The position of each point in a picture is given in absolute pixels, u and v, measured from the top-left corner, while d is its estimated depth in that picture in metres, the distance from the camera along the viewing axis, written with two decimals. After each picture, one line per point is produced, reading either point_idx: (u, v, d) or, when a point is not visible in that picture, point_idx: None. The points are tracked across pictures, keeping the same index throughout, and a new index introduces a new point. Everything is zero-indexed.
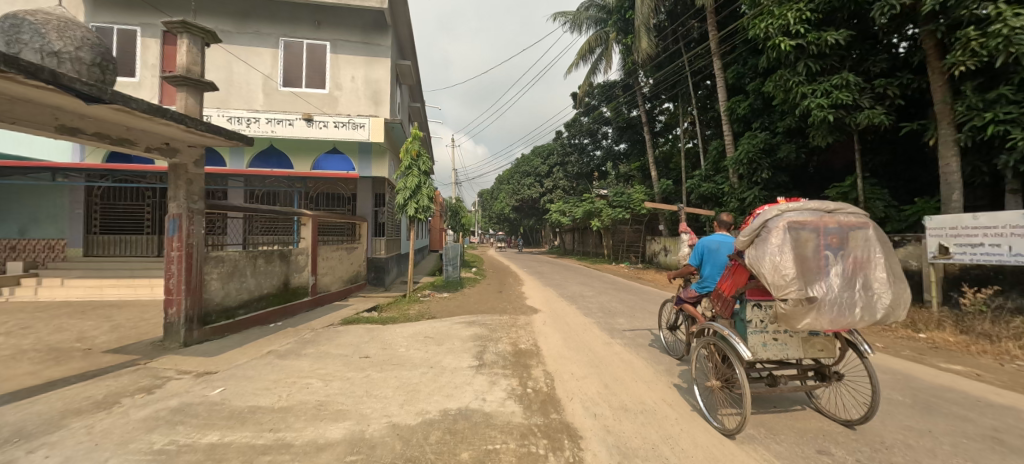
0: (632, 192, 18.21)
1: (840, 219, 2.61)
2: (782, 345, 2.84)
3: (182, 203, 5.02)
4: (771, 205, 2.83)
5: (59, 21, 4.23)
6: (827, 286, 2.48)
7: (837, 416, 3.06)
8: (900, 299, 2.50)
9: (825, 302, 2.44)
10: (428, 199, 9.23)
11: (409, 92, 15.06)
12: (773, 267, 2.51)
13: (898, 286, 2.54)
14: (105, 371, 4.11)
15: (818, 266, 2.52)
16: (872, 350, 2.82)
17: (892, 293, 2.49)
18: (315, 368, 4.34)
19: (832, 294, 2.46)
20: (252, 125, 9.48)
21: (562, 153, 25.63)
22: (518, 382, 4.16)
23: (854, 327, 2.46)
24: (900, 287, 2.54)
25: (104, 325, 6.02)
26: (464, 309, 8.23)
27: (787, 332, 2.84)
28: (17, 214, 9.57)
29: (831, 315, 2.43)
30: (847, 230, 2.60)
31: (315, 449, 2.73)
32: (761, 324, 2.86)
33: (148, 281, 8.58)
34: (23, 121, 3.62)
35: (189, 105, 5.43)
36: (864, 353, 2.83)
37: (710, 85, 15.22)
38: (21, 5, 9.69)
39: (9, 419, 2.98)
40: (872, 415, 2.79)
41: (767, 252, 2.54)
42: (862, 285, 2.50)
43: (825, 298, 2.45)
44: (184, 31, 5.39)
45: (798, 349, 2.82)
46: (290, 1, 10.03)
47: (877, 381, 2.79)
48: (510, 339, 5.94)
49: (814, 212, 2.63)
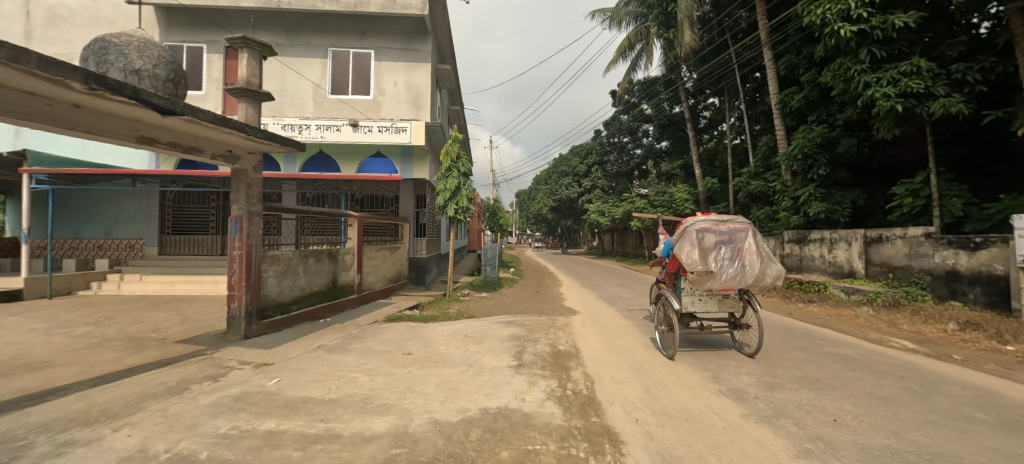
0: (675, 191, 17.58)
1: (726, 227, 4.77)
2: (703, 302, 4.89)
3: (242, 206, 5.40)
4: (693, 219, 4.95)
5: (139, 41, 4.64)
6: (719, 264, 4.57)
7: (742, 351, 5.08)
8: (760, 271, 4.58)
9: (716, 272, 4.54)
10: (467, 200, 9.38)
11: (448, 95, 15.36)
12: (690, 254, 4.59)
13: (760, 264, 4.61)
14: (176, 360, 4.50)
15: (714, 252, 4.61)
16: (760, 308, 4.77)
17: (760, 265, 4.60)
18: (361, 363, 4.53)
19: (720, 268, 4.56)
20: (303, 131, 10.05)
21: (601, 152, 25.19)
22: (557, 383, 4.14)
23: (735, 286, 4.58)
24: (760, 264, 4.61)
25: (175, 317, 6.59)
26: (502, 309, 8.29)
27: (705, 294, 4.89)
28: (104, 216, 10.68)
29: (719, 280, 4.54)
30: (730, 233, 4.76)
31: (362, 441, 2.84)
32: (690, 289, 4.90)
33: (212, 278, 9.29)
34: (110, 133, 4.05)
35: (249, 114, 5.82)
36: (755, 310, 4.78)
37: (759, 77, 14.44)
38: (107, 29, 10.82)
39: (99, 400, 3.34)
40: (758, 348, 4.79)
41: (686, 245, 4.64)
42: (737, 263, 4.61)
43: (717, 270, 4.55)
44: (244, 46, 5.80)
45: (714, 306, 4.96)
46: (337, 12, 10.55)
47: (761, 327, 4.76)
48: (549, 340, 5.91)
49: (713, 223, 4.78)
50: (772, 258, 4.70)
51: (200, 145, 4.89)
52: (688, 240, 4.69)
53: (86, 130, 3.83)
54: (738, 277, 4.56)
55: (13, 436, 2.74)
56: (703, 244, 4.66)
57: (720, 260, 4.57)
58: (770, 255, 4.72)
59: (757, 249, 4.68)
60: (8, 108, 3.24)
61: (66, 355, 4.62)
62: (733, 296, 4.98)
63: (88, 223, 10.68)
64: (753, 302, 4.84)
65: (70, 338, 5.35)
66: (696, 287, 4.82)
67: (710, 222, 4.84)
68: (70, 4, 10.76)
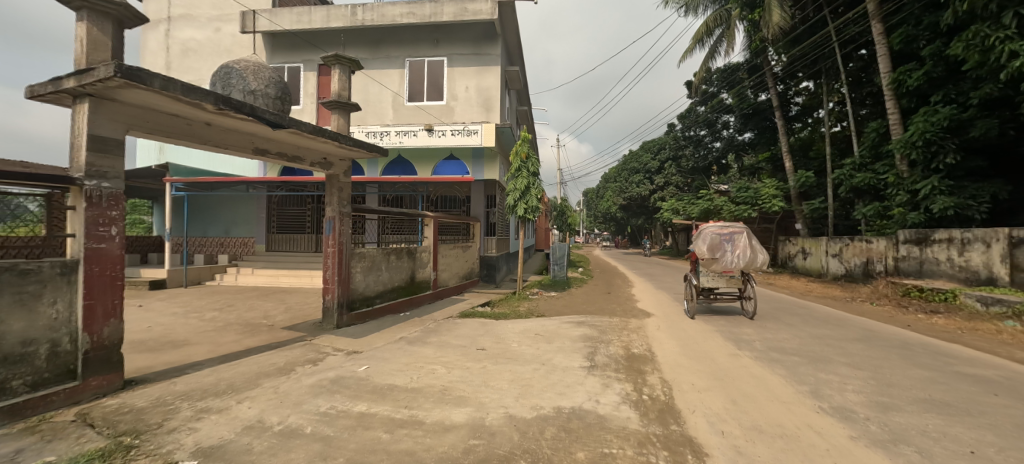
0: (760, 186, 16.12)
1: (727, 229, 7.24)
2: (714, 280, 7.18)
3: (335, 208, 5.96)
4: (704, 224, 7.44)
5: (254, 65, 5.24)
6: (722, 253, 7.03)
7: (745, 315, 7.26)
8: (751, 257, 7.00)
9: (719, 258, 7.00)
10: (536, 199, 9.43)
11: (517, 97, 15.57)
12: (703, 246, 7.07)
13: (751, 253, 7.03)
14: (283, 344, 5.09)
15: (719, 245, 7.04)
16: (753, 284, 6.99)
17: (751, 255, 7.03)
18: (438, 355, 4.77)
19: (723, 255, 7.02)
20: (385, 138, 10.82)
21: (675, 147, 23.85)
22: (632, 386, 4.01)
23: (733, 268, 7.01)
24: (752, 253, 7.04)
25: (280, 307, 7.48)
26: (572, 309, 8.22)
27: (716, 275, 7.17)
28: (224, 218, 12.43)
29: (722, 263, 7.00)
30: (730, 233, 7.19)
31: (442, 429, 2.99)
32: (705, 271, 7.22)
33: (308, 272, 10.37)
34: (233, 146, 4.68)
35: (341, 124, 6.37)
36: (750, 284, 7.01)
37: (866, 54, 12.76)
38: (227, 57, 12.55)
39: (226, 375, 3.90)
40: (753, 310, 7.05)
41: (699, 241, 7.13)
42: (735, 252, 7.04)
43: (720, 257, 7.00)
44: (336, 63, 6.38)
45: (723, 282, 7.16)
46: (414, 24, 11.19)
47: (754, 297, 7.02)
48: (621, 342, 5.75)
49: (717, 227, 7.28)
50: (759, 250, 7.11)
51: (301, 154, 5.45)
52: (703, 238, 7.17)
53: (213, 144, 4.44)
54: (737, 262, 6.99)
55: (165, 400, 3.30)
56: (713, 241, 7.12)
57: (723, 251, 7.02)
58: (759, 249, 7.14)
59: (750, 244, 7.12)
60: (158, 128, 3.87)
61: (200, 335, 5.46)
62: (737, 276, 7.20)
63: (212, 224, 12.49)
64: (750, 280, 7.07)
65: (202, 321, 6.31)
66: (709, 269, 7.17)
67: (717, 227, 7.35)
68: (199, 38, 12.67)
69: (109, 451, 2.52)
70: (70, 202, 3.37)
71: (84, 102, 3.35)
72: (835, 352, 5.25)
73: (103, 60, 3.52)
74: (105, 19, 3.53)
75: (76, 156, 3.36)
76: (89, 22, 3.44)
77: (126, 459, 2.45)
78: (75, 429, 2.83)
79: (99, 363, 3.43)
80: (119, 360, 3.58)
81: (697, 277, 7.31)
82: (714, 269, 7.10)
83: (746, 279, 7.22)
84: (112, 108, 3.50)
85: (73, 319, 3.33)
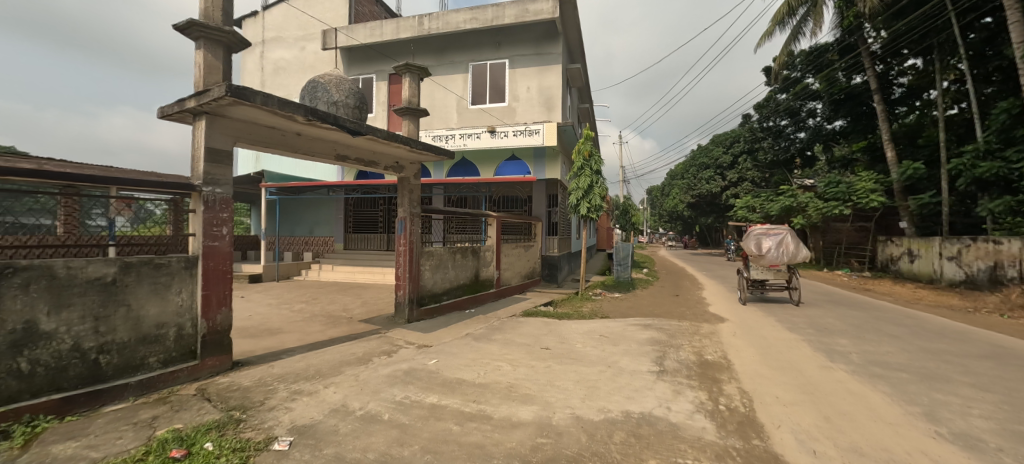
0: (854, 180, 14.39)
1: (771, 230, 8.31)
2: (762, 273, 8.32)
3: (406, 208, 6.29)
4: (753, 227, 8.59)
5: (336, 77, 5.53)
6: (767, 250, 8.08)
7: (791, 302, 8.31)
8: (796, 253, 7.98)
9: (766, 254, 8.07)
10: (600, 198, 9.23)
11: (578, 94, 15.35)
12: (750, 244, 8.24)
13: (796, 250, 8.01)
14: (361, 335, 5.48)
15: (764, 243, 8.14)
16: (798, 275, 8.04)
17: (795, 251, 8.02)
18: (504, 353, 4.84)
19: (769, 252, 8.05)
20: (450, 141, 11.27)
21: (751, 139, 22.06)
22: (707, 395, 3.77)
23: (778, 262, 8.04)
24: (796, 250, 8.02)
25: (357, 301, 8.08)
26: (637, 311, 7.94)
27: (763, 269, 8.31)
28: (309, 219, 13.67)
29: (767, 258, 8.05)
30: (775, 233, 8.25)
31: (510, 426, 3.04)
32: (754, 266, 8.39)
33: (381, 269, 11.07)
34: (319, 154, 5.11)
35: (411, 130, 6.71)
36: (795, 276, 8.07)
37: (993, 22, 10.91)
38: (310, 72, 13.77)
39: (314, 361, 4.29)
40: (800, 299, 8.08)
41: (747, 240, 8.29)
42: (780, 249, 8.05)
43: (766, 253, 8.07)
44: (406, 71, 6.72)
45: (771, 275, 8.26)
46: (476, 29, 11.47)
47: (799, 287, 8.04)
48: (693, 347, 5.44)
49: (763, 228, 8.39)
50: (803, 247, 8.06)
51: (377, 159, 5.81)
52: (750, 239, 8.33)
53: (302, 152, 4.88)
54: (783, 257, 8.00)
55: (265, 381, 3.70)
56: (759, 240, 8.24)
57: (769, 248, 8.06)
58: (802, 246, 8.11)
59: (795, 242, 8.12)
60: (258, 139, 4.34)
61: (291, 324, 6.06)
62: (783, 270, 8.26)
63: (298, 224, 13.79)
64: (795, 273, 8.10)
65: (292, 312, 7.01)
66: (756, 264, 8.31)
67: (763, 228, 8.47)
68: (288, 57, 14.06)
69: (222, 423, 2.88)
70: (191, 206, 3.90)
71: (201, 119, 3.86)
72: (956, 370, 4.53)
73: (215, 82, 4.02)
74: (217, 46, 4.02)
75: (196, 167, 3.88)
76: (205, 50, 3.94)
77: (235, 432, 2.79)
78: (196, 402, 3.27)
79: (213, 346, 3.93)
80: (228, 344, 4.07)
81: (748, 271, 8.50)
82: (761, 264, 8.24)
83: (792, 272, 8.25)
84: (223, 124, 3.98)
85: (194, 306, 3.85)
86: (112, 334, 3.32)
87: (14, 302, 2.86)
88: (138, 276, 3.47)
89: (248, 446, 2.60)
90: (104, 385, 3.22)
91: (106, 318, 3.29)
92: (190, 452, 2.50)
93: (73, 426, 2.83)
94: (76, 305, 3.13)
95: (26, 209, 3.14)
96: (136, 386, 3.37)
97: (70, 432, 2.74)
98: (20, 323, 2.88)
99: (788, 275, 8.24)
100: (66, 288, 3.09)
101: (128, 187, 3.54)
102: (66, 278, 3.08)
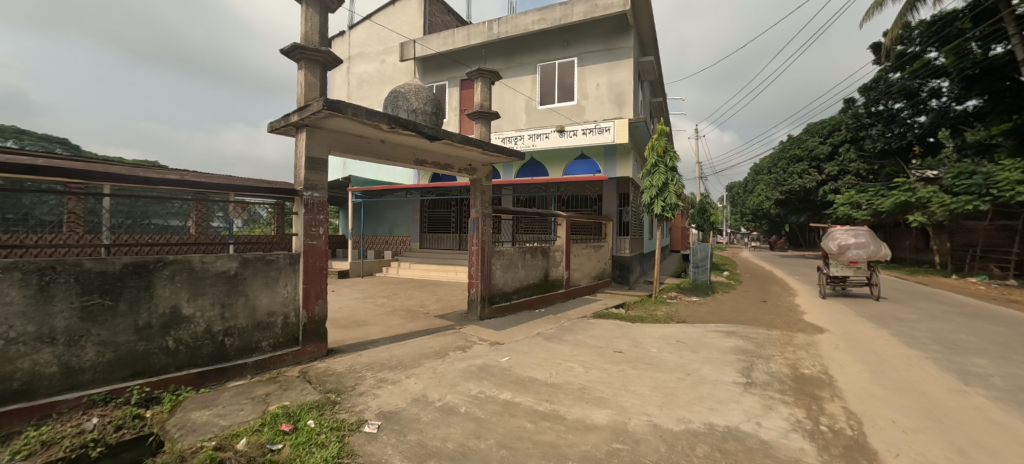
0: (995, 169, 12.05)
1: (851, 230, 8.65)
2: (841, 270, 8.81)
3: (479, 209, 6.49)
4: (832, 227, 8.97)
5: (415, 87, 5.70)
6: (848, 248, 8.44)
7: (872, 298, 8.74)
8: (876, 252, 8.31)
9: (845, 252, 8.44)
10: (676, 196, 8.75)
11: (651, 88, 14.70)
12: (829, 243, 8.63)
13: (876, 248, 8.36)
14: (437, 330, 5.77)
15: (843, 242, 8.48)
16: (878, 273, 8.45)
17: (876, 250, 8.34)
18: (575, 354, 4.79)
19: (849, 250, 8.42)
20: (519, 142, 11.41)
21: (855, 127, 19.47)
22: (805, 413, 3.40)
23: (858, 260, 8.39)
24: (877, 249, 8.36)
25: (433, 297, 8.52)
26: (718, 317, 7.41)
27: (842, 266, 8.79)
28: (389, 220, 14.70)
29: (848, 255, 8.41)
30: (855, 232, 8.60)
31: (584, 428, 3.00)
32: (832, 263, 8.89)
33: (454, 267, 11.55)
34: (400, 159, 5.46)
35: (483, 133, 6.89)
36: (875, 274, 8.48)
37: None
38: (390, 83, 14.78)
39: (396, 353, 4.60)
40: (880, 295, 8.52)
41: (827, 240, 8.67)
42: (861, 248, 8.37)
43: (846, 252, 8.42)
44: (478, 76, 6.92)
45: (850, 271, 8.74)
46: (545, 29, 11.49)
47: (879, 284, 8.45)
48: (786, 359, 4.94)
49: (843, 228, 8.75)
50: (884, 246, 8.38)
51: (451, 162, 6.06)
52: (830, 238, 8.71)
53: (386, 157, 5.25)
54: (863, 254, 8.32)
55: (355, 369, 4.05)
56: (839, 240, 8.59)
57: (850, 247, 8.39)
58: (884, 245, 8.41)
59: (876, 241, 8.43)
60: (349, 148, 4.75)
61: (375, 317, 6.56)
62: (863, 267, 8.69)
63: (379, 225, 14.89)
64: (875, 271, 8.51)
65: (376, 306, 7.59)
66: (836, 262, 8.75)
67: (842, 227, 8.84)
68: (370, 70, 15.25)
69: (322, 403, 3.20)
70: (294, 208, 4.38)
71: (303, 131, 4.32)
72: None
73: (314, 98, 4.48)
74: (315, 65, 4.47)
75: (298, 174, 4.36)
76: (305, 69, 4.40)
77: (331, 412, 3.08)
78: (299, 383, 3.67)
79: (312, 334, 4.37)
80: (324, 333, 4.49)
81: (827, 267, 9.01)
82: (841, 261, 8.69)
83: (873, 270, 8.66)
84: (320, 135, 4.42)
85: (296, 298, 4.31)
86: (234, 320, 3.85)
87: (163, 291, 3.44)
88: (253, 271, 3.98)
89: (342, 426, 2.85)
90: (228, 364, 3.76)
91: (229, 306, 3.82)
92: (295, 427, 2.81)
93: (206, 397, 3.34)
94: (207, 295, 3.68)
95: (167, 213, 3.70)
96: (252, 366, 3.88)
97: (204, 401, 3.24)
98: (168, 308, 3.46)
99: (869, 272, 8.68)
100: (200, 280, 3.64)
101: (244, 193, 4.07)
102: (200, 271, 3.64)
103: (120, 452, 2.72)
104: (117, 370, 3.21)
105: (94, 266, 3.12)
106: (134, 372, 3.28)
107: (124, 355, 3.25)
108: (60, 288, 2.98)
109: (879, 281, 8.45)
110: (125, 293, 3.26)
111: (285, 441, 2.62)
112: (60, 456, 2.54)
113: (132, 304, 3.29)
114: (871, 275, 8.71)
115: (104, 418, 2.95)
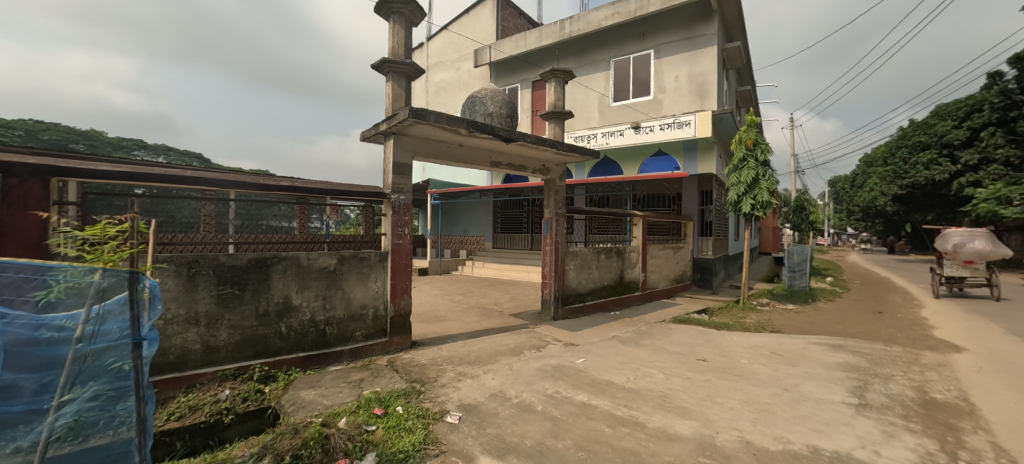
0: None
1: (968, 229, 8.52)
2: (956, 269, 8.72)
3: (553, 209, 6.50)
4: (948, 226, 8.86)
5: (490, 91, 5.86)
6: (964, 247, 8.35)
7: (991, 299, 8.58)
8: (998, 251, 8.14)
9: (961, 251, 8.39)
10: (768, 193, 7.97)
11: (737, 76, 13.55)
12: (945, 242, 8.56)
13: (997, 248, 8.20)
14: (512, 328, 5.89)
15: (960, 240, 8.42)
16: (998, 273, 8.31)
17: (997, 249, 8.16)
18: (654, 360, 4.58)
19: (965, 249, 8.34)
20: (592, 141, 11.21)
21: (1002, 106, 16.14)
22: (939, 444, 2.89)
23: (976, 259, 8.29)
24: (998, 248, 8.19)
25: (506, 296, 8.71)
26: (821, 328, 6.60)
27: (957, 265, 8.72)
28: (464, 220, 15.31)
29: (964, 254, 8.36)
30: (972, 232, 8.47)
31: (667, 438, 2.85)
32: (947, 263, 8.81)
33: (526, 267, 11.68)
34: (477, 162, 5.64)
35: (556, 133, 6.86)
36: (994, 273, 8.35)
37: None
38: (465, 89, 15.37)
39: (474, 348, 4.78)
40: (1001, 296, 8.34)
41: (943, 238, 8.61)
42: (981, 246, 8.21)
43: (962, 250, 8.37)
44: (552, 77, 6.89)
45: (967, 271, 8.63)
46: (619, 23, 11.14)
47: (1000, 284, 8.29)
48: (909, 380, 4.25)
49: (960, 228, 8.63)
50: (1005, 245, 8.18)
51: (526, 163, 6.13)
52: (944, 238, 8.66)
53: (464, 161, 5.46)
54: (982, 253, 8.20)
55: (437, 361, 4.28)
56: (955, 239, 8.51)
57: (966, 246, 8.31)
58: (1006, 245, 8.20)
59: (997, 241, 8.23)
60: (430, 152, 5.03)
61: (453, 313, 6.87)
62: (982, 268, 8.54)
63: (455, 225, 15.56)
64: (995, 272, 8.34)
65: (453, 302, 7.96)
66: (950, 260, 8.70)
67: (958, 227, 8.71)
68: (446, 78, 16.02)
69: (408, 391, 3.43)
70: (383, 210, 4.76)
71: (390, 138, 4.66)
72: None
73: (400, 107, 4.82)
74: (401, 76, 4.80)
75: (386, 178, 4.71)
76: (392, 81, 4.75)
77: (417, 400, 3.29)
78: (388, 371, 3.97)
79: (398, 326, 4.71)
80: (409, 326, 4.81)
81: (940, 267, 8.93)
82: (956, 260, 8.62)
83: (994, 271, 8.46)
84: (405, 141, 4.74)
85: (385, 292, 4.67)
86: (333, 311, 4.28)
87: (278, 283, 3.93)
88: (349, 267, 4.40)
89: (427, 414, 3.03)
90: (328, 350, 4.20)
91: (330, 298, 4.26)
92: (387, 412, 3.05)
93: (312, 378, 3.76)
94: (312, 287, 4.14)
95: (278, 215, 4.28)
96: (348, 353, 4.30)
97: (310, 382, 3.65)
98: (281, 298, 3.95)
99: (990, 273, 8.50)
100: (306, 274, 4.11)
101: (339, 197, 4.52)
102: (306, 266, 4.11)
103: (244, 421, 3.16)
104: (243, 351, 3.73)
105: (226, 261, 3.66)
106: (255, 352, 3.80)
107: (248, 337, 3.77)
108: (202, 278, 3.54)
109: (999, 280, 8.30)
110: (249, 284, 3.78)
111: (378, 424, 2.86)
112: (203, 419, 3.01)
113: (254, 294, 3.80)
114: (992, 276, 8.50)
115: (233, 391, 3.45)
